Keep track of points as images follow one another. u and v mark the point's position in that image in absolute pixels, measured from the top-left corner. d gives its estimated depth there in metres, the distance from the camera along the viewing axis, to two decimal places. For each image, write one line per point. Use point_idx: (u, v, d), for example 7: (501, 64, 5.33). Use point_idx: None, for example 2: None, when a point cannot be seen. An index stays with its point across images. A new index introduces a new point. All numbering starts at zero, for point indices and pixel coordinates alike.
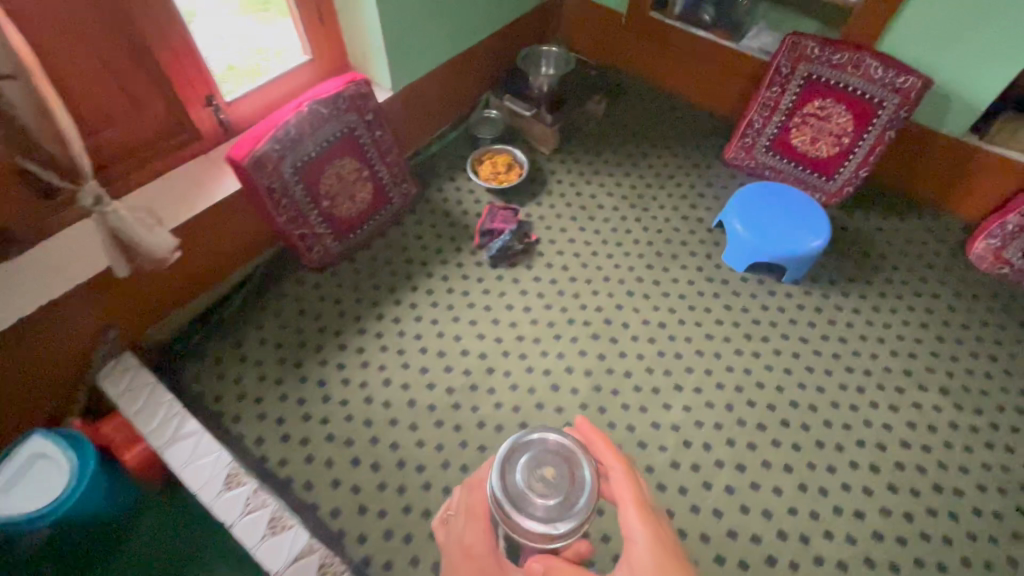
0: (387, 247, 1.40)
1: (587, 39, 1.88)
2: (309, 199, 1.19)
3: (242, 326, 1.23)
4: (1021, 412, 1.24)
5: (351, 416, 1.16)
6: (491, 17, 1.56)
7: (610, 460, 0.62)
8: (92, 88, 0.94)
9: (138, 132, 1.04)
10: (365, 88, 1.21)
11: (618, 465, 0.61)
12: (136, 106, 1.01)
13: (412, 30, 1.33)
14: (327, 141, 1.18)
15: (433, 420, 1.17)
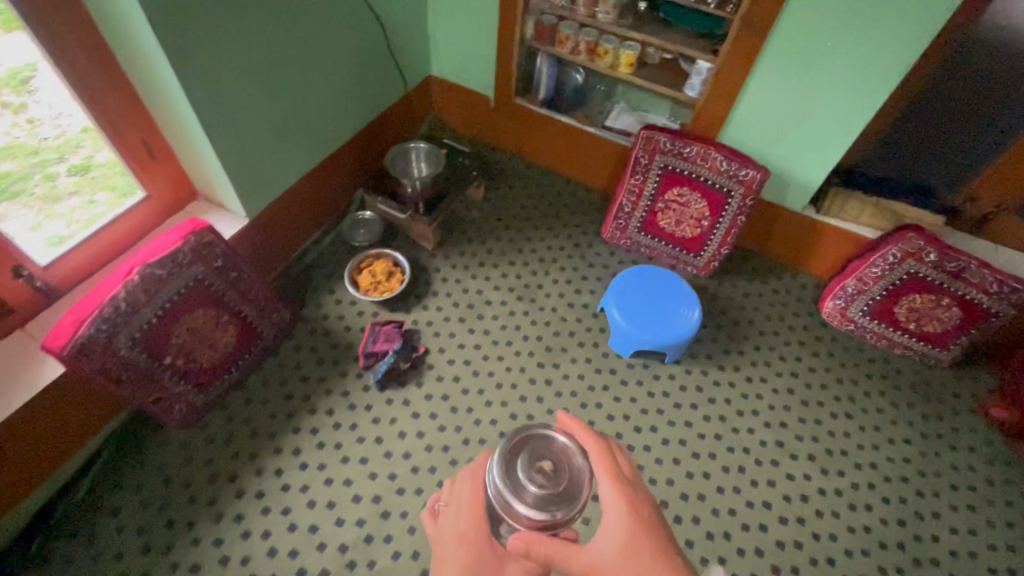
0: (261, 380, 1.37)
1: (462, 119, 1.92)
2: (158, 362, 1.14)
3: (97, 513, 1.15)
4: (877, 464, 1.36)
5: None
6: (349, 125, 1.58)
7: (587, 446, 0.76)
8: None
9: None
10: (209, 236, 1.16)
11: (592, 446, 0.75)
12: None
13: (261, 160, 1.34)
14: (172, 300, 1.13)
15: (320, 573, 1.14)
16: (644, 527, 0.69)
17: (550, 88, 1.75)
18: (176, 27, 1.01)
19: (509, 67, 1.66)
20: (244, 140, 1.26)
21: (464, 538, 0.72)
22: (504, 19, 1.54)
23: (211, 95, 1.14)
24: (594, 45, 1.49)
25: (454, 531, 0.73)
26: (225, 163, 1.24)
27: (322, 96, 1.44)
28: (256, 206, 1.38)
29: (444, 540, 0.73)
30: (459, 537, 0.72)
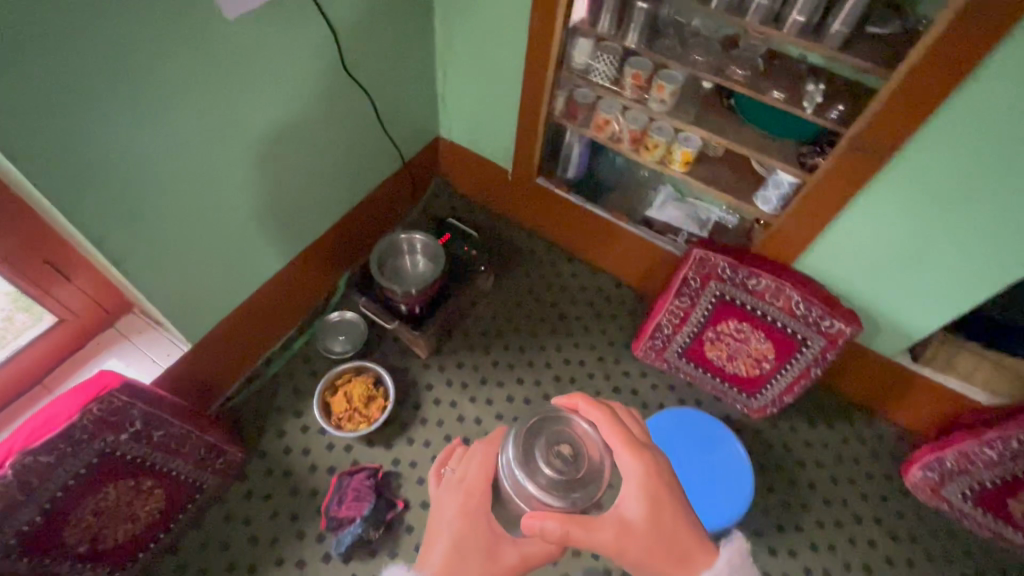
0: (198, 541, 1.11)
1: (472, 187, 1.61)
2: (49, 560, 0.89)
3: None
4: None
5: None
6: (329, 209, 1.29)
7: (599, 417, 0.69)
8: None
9: None
10: (121, 398, 0.89)
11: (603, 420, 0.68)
12: None
13: (207, 274, 1.05)
14: (67, 487, 0.86)
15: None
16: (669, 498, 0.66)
17: (580, 167, 1.42)
18: (54, 151, 0.72)
19: (532, 144, 1.34)
20: (180, 258, 0.98)
21: (466, 515, 0.67)
22: (526, 92, 1.22)
23: (125, 221, 0.85)
24: (640, 134, 1.16)
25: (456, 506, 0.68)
26: (150, 291, 0.96)
27: (292, 186, 1.14)
28: (199, 327, 1.10)
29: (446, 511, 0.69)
30: (461, 513, 0.68)
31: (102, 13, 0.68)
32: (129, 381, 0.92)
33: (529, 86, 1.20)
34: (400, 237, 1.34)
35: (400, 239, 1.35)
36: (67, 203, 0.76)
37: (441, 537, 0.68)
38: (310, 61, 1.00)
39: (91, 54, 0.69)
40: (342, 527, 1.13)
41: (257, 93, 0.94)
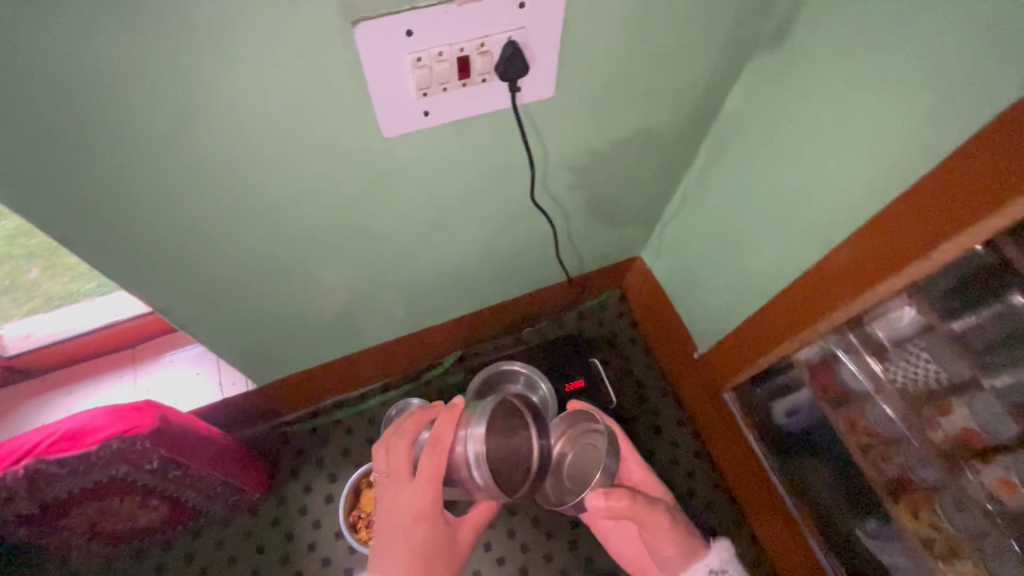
0: (183, 553, 1.08)
1: (653, 326, 1.26)
2: (43, 531, 0.90)
3: None
4: None
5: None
6: (463, 297, 1.09)
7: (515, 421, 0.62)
8: None
9: None
10: (144, 442, 0.82)
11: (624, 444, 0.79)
12: None
13: (293, 333, 0.93)
14: (72, 491, 0.84)
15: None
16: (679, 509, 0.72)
17: (797, 411, 0.91)
18: (124, 235, 0.58)
19: (751, 363, 0.92)
20: (265, 320, 0.86)
21: (411, 514, 0.63)
22: (780, 314, 0.82)
23: (203, 291, 0.73)
24: (912, 483, 0.71)
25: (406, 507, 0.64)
26: (225, 340, 0.86)
27: (423, 277, 0.95)
28: (274, 369, 1.01)
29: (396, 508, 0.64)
30: (415, 514, 0.63)
31: (207, 115, 0.49)
32: (165, 421, 0.85)
33: (788, 312, 0.80)
34: (516, 365, 1.13)
35: (519, 367, 1.12)
36: (134, 275, 0.65)
37: (399, 541, 0.63)
38: (492, 179, 0.74)
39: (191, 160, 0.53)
40: None
41: (407, 203, 0.72)
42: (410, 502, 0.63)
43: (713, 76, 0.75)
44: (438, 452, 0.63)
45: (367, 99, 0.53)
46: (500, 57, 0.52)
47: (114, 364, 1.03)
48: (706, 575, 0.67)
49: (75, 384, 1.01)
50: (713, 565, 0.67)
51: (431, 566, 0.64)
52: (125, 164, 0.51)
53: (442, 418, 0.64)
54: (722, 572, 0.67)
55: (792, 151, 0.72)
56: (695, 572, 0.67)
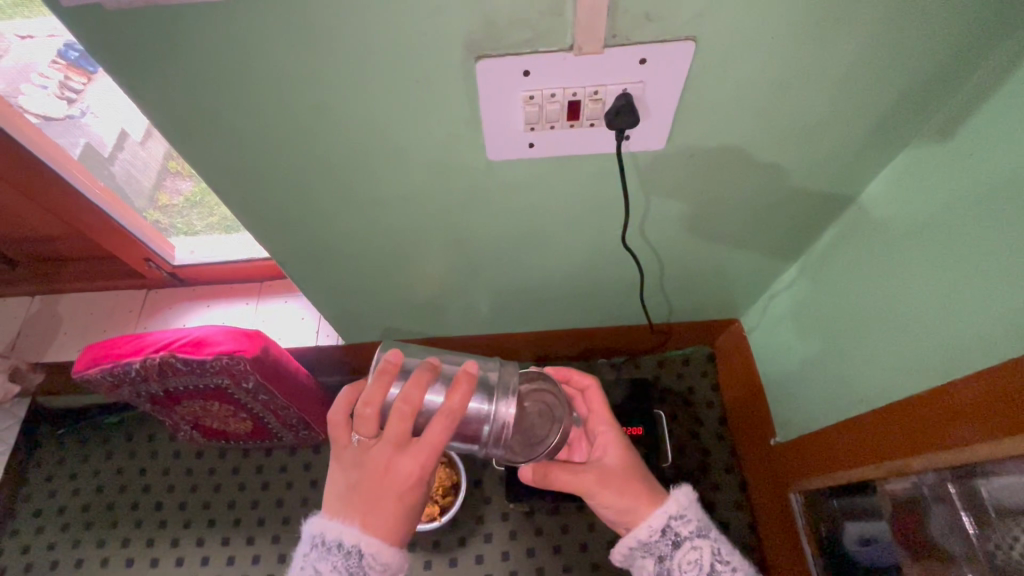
0: (256, 463, 1.27)
1: (734, 394, 1.18)
2: (163, 409, 1.11)
3: (98, 446, 1.30)
4: None
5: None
6: (544, 315, 1.11)
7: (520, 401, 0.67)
8: (44, 226, 1.11)
9: (86, 251, 1.17)
10: (244, 365, 0.96)
11: (593, 388, 0.74)
12: (79, 240, 1.14)
13: (385, 307, 1.03)
14: (188, 386, 1.02)
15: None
16: (632, 472, 0.69)
17: (872, 540, 0.79)
18: (267, 200, 0.70)
19: (828, 473, 0.82)
20: (363, 291, 0.96)
21: (406, 479, 0.60)
22: (870, 432, 0.72)
23: (319, 256, 0.84)
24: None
25: (403, 474, 0.60)
26: (329, 299, 0.98)
27: (509, 288, 0.99)
28: (363, 333, 1.12)
29: (390, 473, 0.60)
30: (410, 479, 0.60)
31: (343, 118, 0.57)
32: (263, 352, 0.99)
33: (880, 433, 0.70)
34: None
35: None
36: (266, 230, 0.76)
37: (385, 502, 0.60)
38: (588, 214, 0.76)
39: (325, 152, 0.61)
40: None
41: (503, 221, 0.76)
42: (407, 468, 0.60)
43: (853, 157, 0.68)
44: (454, 421, 0.60)
45: (479, 124, 0.57)
46: (611, 106, 0.53)
47: (244, 291, 1.22)
48: (665, 522, 0.64)
49: (214, 299, 1.22)
50: (672, 512, 0.65)
51: (409, 519, 0.63)
52: (275, 146, 0.61)
53: (459, 386, 0.61)
54: (682, 518, 0.65)
55: (928, 258, 0.63)
56: (654, 518, 0.65)
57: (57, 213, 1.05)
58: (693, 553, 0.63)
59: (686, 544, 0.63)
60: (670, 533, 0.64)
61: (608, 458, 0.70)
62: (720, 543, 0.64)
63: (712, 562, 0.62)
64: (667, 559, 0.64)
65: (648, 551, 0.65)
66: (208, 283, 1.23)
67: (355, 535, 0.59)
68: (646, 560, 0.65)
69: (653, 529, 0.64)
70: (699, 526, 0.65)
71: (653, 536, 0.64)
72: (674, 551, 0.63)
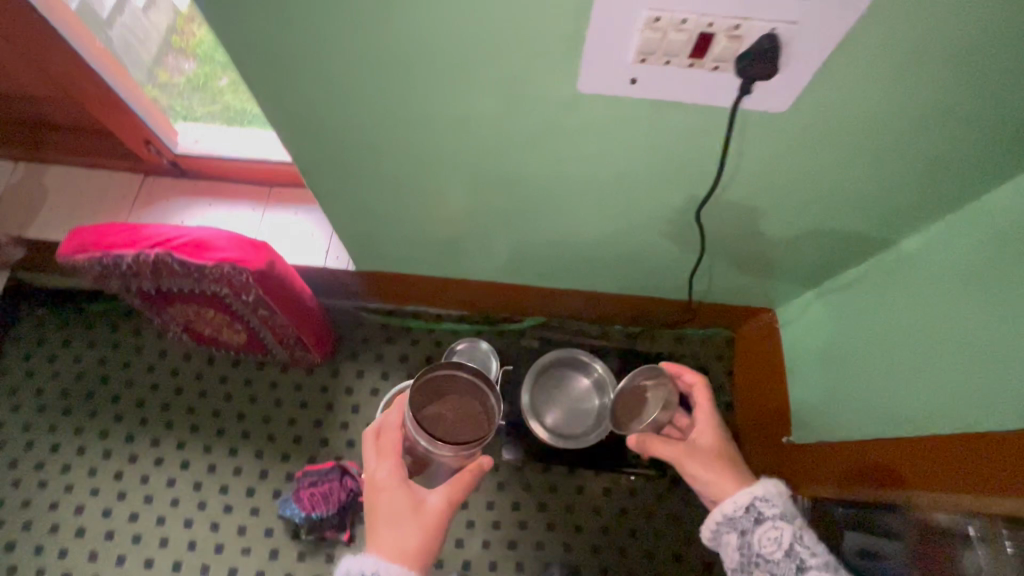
0: (245, 376, 1.22)
1: (747, 383, 1.14)
2: (153, 307, 1.03)
3: (79, 332, 1.24)
4: None
5: (18, 511, 1.10)
6: (571, 273, 1.04)
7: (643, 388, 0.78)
8: (32, 85, 0.98)
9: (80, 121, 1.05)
10: (246, 277, 0.88)
11: (699, 384, 0.78)
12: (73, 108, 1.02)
13: (404, 238, 0.95)
14: (183, 289, 0.95)
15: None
16: (725, 455, 0.72)
17: (874, 555, 0.79)
18: (299, 95, 0.59)
19: (849, 486, 0.80)
20: (385, 217, 0.87)
21: (377, 488, 0.62)
22: (910, 459, 0.69)
23: (346, 170, 0.75)
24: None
25: (375, 485, 0.63)
26: (347, 219, 0.89)
27: (543, 240, 0.91)
28: (376, 261, 1.04)
29: (371, 493, 0.63)
30: (387, 486, 0.62)
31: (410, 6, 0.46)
32: (269, 266, 0.91)
33: (924, 463, 0.66)
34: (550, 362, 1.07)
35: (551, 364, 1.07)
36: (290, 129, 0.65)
37: (376, 516, 0.61)
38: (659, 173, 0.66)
39: (380, 47, 0.51)
40: (296, 502, 1.08)
41: (563, 163, 0.67)
42: (376, 478, 0.63)
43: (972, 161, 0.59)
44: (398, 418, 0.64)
45: (577, 42, 0.47)
46: (750, 46, 0.44)
47: (251, 195, 1.12)
48: (749, 500, 0.66)
49: (217, 198, 1.12)
50: (757, 493, 0.66)
51: (406, 530, 0.60)
52: (322, 30, 0.50)
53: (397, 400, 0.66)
54: (766, 500, 0.65)
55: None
56: (739, 496, 0.66)
57: (47, 72, 0.92)
58: (773, 532, 0.63)
59: (767, 522, 0.64)
60: (754, 510, 0.65)
61: (701, 439, 0.74)
62: (806, 533, 0.64)
63: (792, 543, 0.62)
64: (747, 534, 0.65)
65: (731, 526, 0.66)
66: (212, 179, 1.12)
67: (373, 562, 0.58)
68: (728, 536, 0.66)
69: (737, 504, 0.66)
70: (784, 511, 0.64)
71: (737, 511, 0.66)
72: (756, 527, 0.64)
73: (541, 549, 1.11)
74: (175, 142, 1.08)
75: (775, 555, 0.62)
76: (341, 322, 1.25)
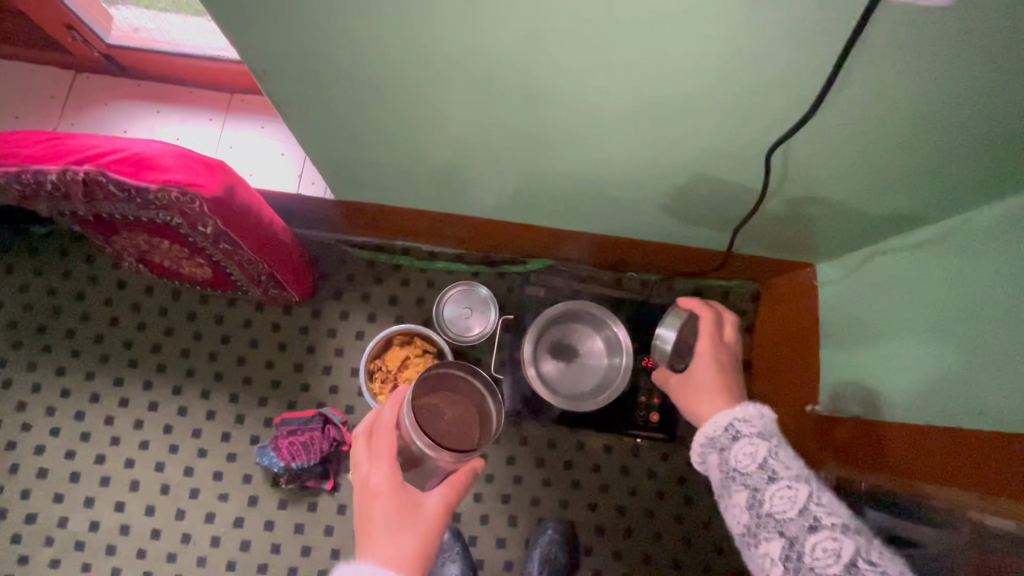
0: (216, 313, 1.10)
1: (771, 342, 1.04)
2: (98, 233, 0.88)
3: (23, 257, 1.09)
4: None
5: None
6: (587, 212, 0.89)
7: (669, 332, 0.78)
8: None
9: None
10: (198, 205, 0.73)
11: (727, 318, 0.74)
12: None
13: (393, 162, 0.79)
14: (127, 215, 0.79)
15: (9, 535, 0.99)
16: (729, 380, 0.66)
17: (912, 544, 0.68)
18: None
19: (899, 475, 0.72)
20: (369, 135, 0.71)
21: (372, 493, 0.54)
22: (973, 457, 0.62)
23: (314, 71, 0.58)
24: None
25: (369, 490, 0.54)
26: (322, 136, 0.73)
27: (560, 171, 0.75)
28: (360, 188, 0.89)
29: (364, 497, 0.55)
30: (380, 492, 0.54)
31: None
32: (228, 192, 0.75)
33: (997, 461, 0.60)
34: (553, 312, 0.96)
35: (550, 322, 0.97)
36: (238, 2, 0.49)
37: (368, 523, 0.53)
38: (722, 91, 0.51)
39: None
40: (272, 451, 0.99)
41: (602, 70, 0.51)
42: (369, 482, 0.55)
43: None
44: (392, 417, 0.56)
45: None
46: None
47: (208, 101, 0.93)
48: (727, 420, 0.59)
49: (167, 103, 0.93)
50: (738, 415, 0.59)
51: (404, 536, 0.53)
52: None
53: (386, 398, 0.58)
54: (747, 420, 0.59)
55: None
56: (721, 415, 0.60)
57: None
58: (749, 447, 0.56)
59: (744, 439, 0.57)
60: (732, 428, 0.59)
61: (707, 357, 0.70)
62: (784, 450, 0.57)
63: (767, 456, 0.55)
64: (724, 452, 0.58)
65: (709, 447, 0.60)
66: (159, 81, 0.93)
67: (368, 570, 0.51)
68: (708, 456, 0.59)
69: (717, 425, 0.60)
70: (763, 430, 0.57)
71: (716, 430, 0.60)
72: (731, 445, 0.58)
73: (536, 505, 1.06)
74: (105, 30, 0.87)
75: (749, 469, 0.55)
76: (323, 257, 1.11)
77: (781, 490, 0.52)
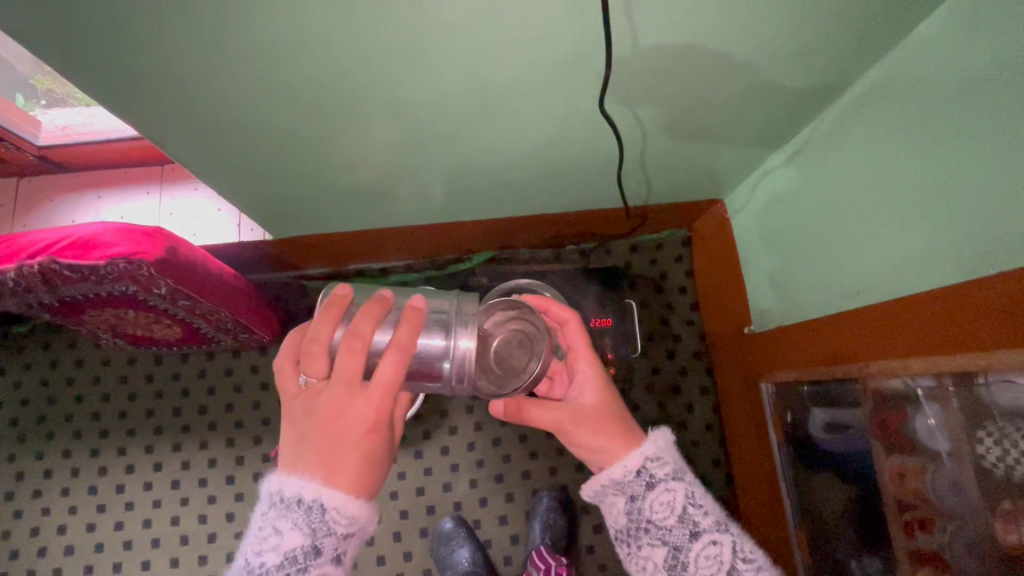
0: (197, 368, 1.17)
1: (710, 279, 1.11)
2: (69, 317, 0.96)
3: (11, 357, 1.17)
4: None
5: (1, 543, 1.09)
6: (505, 200, 0.97)
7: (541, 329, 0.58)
8: None
9: None
10: (145, 270, 0.80)
11: (575, 323, 0.61)
12: None
13: (314, 196, 0.87)
14: (88, 294, 0.87)
15: None
16: (612, 411, 0.58)
17: (841, 426, 0.77)
18: (108, 50, 0.50)
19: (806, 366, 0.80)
20: (283, 177, 0.79)
21: (354, 423, 0.49)
22: (852, 331, 0.69)
23: (211, 132, 0.66)
24: (937, 559, 0.64)
25: (356, 421, 0.49)
26: (243, 187, 0.81)
27: (462, 168, 0.83)
28: (296, 226, 0.96)
29: (341, 419, 0.49)
30: (363, 425, 0.50)
31: None
32: (170, 254, 0.82)
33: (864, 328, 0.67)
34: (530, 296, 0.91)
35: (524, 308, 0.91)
36: (119, 95, 0.57)
37: (340, 449, 0.49)
38: (551, 69, 0.59)
39: None
40: None
41: (445, 80, 0.59)
42: (351, 412, 0.49)
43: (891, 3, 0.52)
44: (407, 357, 0.50)
45: None
46: None
47: (143, 177, 1.02)
48: (639, 462, 0.53)
49: (107, 188, 1.02)
50: (647, 453, 0.54)
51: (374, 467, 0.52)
52: None
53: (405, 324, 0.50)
54: (659, 460, 0.54)
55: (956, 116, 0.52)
56: (630, 459, 0.54)
57: None
58: (665, 495, 0.52)
59: (660, 486, 0.52)
60: (644, 474, 0.53)
61: (583, 395, 0.59)
62: (698, 488, 0.54)
63: (685, 505, 0.52)
64: (637, 500, 0.53)
65: (619, 489, 0.54)
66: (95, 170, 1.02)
67: (316, 488, 0.48)
68: (614, 498, 0.54)
69: (627, 469, 0.53)
70: (677, 469, 0.54)
71: (627, 476, 0.53)
72: (645, 493, 0.53)
73: (529, 478, 1.12)
74: (35, 135, 0.95)
75: (669, 523, 0.52)
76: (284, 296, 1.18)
77: (705, 548, 0.51)
